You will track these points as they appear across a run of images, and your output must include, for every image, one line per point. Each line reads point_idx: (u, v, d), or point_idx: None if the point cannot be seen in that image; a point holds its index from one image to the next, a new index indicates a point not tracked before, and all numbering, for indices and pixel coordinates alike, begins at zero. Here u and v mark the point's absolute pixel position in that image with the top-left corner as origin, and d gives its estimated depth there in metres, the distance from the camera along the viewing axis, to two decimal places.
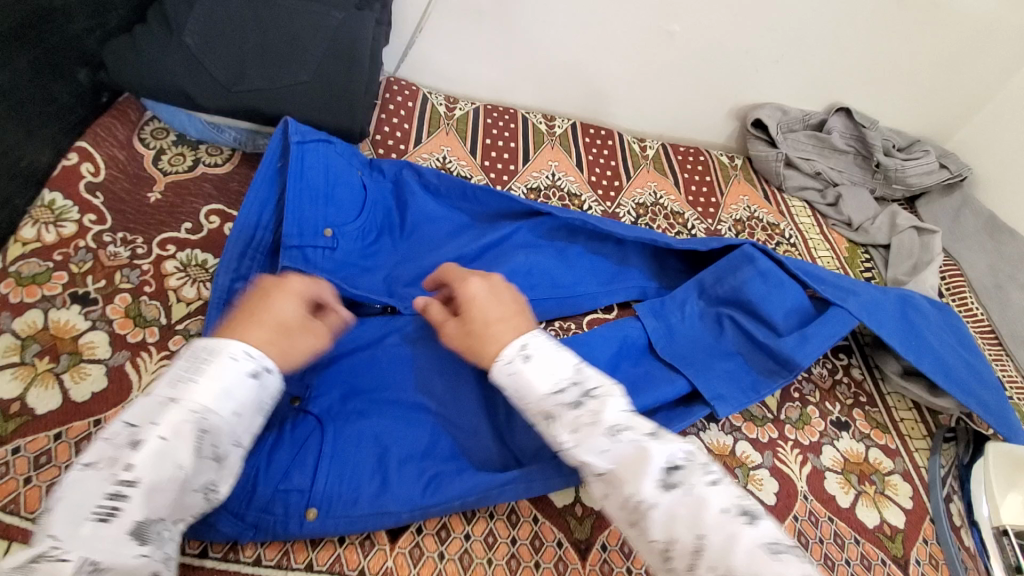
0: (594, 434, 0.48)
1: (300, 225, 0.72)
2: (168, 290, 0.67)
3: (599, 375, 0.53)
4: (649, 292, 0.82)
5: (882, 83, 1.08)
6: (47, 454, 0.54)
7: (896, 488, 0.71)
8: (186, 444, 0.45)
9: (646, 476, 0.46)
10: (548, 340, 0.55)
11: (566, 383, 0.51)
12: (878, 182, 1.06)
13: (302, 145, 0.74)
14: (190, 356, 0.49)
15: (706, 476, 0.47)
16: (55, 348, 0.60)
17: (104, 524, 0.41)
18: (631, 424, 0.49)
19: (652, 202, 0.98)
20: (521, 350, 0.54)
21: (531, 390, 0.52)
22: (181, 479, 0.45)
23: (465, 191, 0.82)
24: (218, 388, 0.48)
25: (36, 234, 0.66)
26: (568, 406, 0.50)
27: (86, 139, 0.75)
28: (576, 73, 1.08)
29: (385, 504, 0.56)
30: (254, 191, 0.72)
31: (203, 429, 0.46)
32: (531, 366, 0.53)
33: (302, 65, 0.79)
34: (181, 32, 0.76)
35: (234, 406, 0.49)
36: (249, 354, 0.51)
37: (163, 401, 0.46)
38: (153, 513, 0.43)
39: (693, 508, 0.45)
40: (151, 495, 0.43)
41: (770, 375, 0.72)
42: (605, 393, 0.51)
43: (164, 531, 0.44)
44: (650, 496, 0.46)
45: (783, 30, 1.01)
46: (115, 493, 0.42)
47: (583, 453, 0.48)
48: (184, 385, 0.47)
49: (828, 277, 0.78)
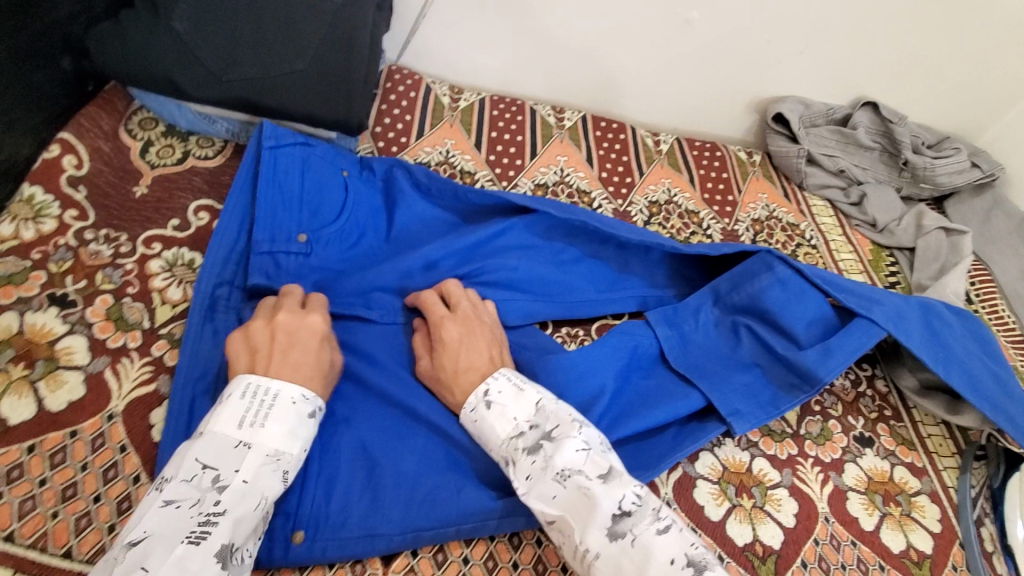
0: (544, 480, 0.50)
1: (273, 231, 0.68)
2: (153, 291, 0.63)
3: (558, 415, 0.54)
4: (649, 302, 0.77)
5: (910, 77, 1.03)
6: (19, 468, 0.50)
7: (923, 510, 0.67)
8: (266, 483, 0.47)
9: (590, 525, 0.46)
10: (510, 381, 0.57)
11: (524, 426, 0.54)
12: (904, 181, 1.01)
13: (275, 150, 0.71)
14: (250, 397, 0.50)
15: (656, 524, 0.46)
16: (31, 353, 0.56)
17: (196, 548, 0.42)
18: (583, 467, 0.49)
19: (665, 200, 0.93)
20: (484, 395, 0.56)
21: (490, 436, 0.55)
22: (263, 511, 0.46)
23: (455, 191, 0.77)
24: (287, 429, 0.50)
25: (14, 231, 0.63)
26: (520, 451, 0.52)
27: (69, 131, 0.70)
28: (586, 63, 1.03)
29: (375, 526, 0.52)
30: (234, 199, 0.69)
31: (280, 470, 0.48)
32: (493, 413, 0.55)
33: (298, 53, 0.74)
34: (169, 17, 0.71)
35: (303, 444, 0.51)
36: (306, 397, 0.52)
37: (237, 444, 0.48)
38: (239, 541, 0.44)
39: (638, 560, 0.44)
40: (237, 526, 0.44)
41: (790, 390, 0.67)
42: (561, 433, 0.52)
43: (246, 557, 0.45)
44: (595, 545, 0.46)
45: (807, 19, 0.96)
46: (203, 523, 0.43)
47: (533, 500, 0.50)
48: (255, 427, 0.49)
49: (851, 285, 0.73)
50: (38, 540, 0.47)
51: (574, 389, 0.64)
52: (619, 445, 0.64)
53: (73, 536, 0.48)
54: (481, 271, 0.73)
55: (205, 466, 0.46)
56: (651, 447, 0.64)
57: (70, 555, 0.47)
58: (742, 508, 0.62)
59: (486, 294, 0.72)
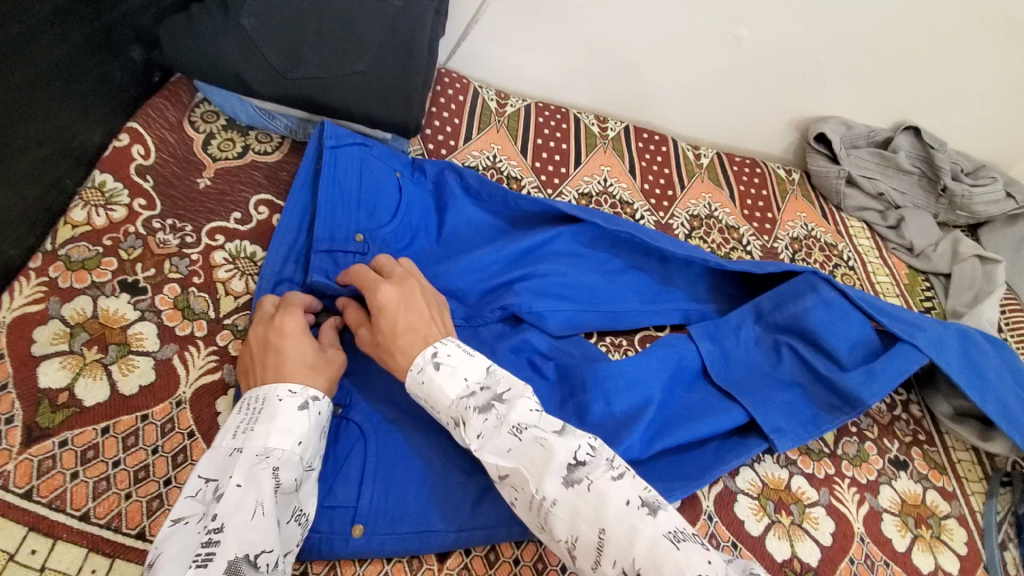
0: (499, 434, 0.50)
1: (333, 230, 0.70)
2: (216, 282, 0.65)
3: (509, 379, 0.54)
4: (691, 316, 0.78)
5: (956, 104, 1.03)
6: (94, 449, 0.52)
7: (951, 533, 0.68)
8: (264, 482, 0.46)
9: (547, 473, 0.47)
10: (457, 346, 0.56)
11: (475, 386, 0.54)
12: (941, 207, 1.02)
13: (336, 150, 0.73)
14: (245, 409, 0.52)
15: (610, 471, 0.47)
16: (104, 338, 0.58)
17: (205, 568, 0.41)
18: (538, 422, 0.50)
19: (705, 214, 0.95)
20: (432, 357, 0.55)
21: (438, 397, 0.54)
22: (268, 511, 0.45)
23: (506, 198, 0.79)
24: (277, 426, 0.50)
25: (86, 217, 0.64)
26: (471, 410, 0.52)
27: (137, 120, 0.72)
28: (632, 74, 1.05)
29: (431, 522, 0.54)
30: (294, 197, 0.72)
31: (274, 465, 0.48)
32: (440, 374, 0.54)
33: (359, 54, 0.75)
34: (237, 13, 0.73)
35: (298, 438, 0.50)
36: (293, 391, 0.52)
37: (232, 452, 0.48)
38: (250, 551, 0.43)
39: (596, 504, 0.45)
40: (244, 534, 0.43)
41: (831, 411, 0.68)
42: (513, 396, 0.53)
43: (269, 564, 0.43)
44: (552, 492, 0.46)
45: (858, 42, 0.96)
46: (208, 541, 0.43)
47: (489, 455, 0.50)
48: (246, 432, 0.49)
49: (892, 310, 0.74)
50: (113, 520, 0.49)
51: (621, 397, 0.65)
52: (662, 456, 0.65)
53: (146, 517, 0.50)
54: (530, 275, 0.74)
55: (206, 480, 0.47)
56: (693, 459, 0.65)
57: (143, 535, 0.49)
58: (780, 524, 0.63)
59: (534, 295, 0.72)
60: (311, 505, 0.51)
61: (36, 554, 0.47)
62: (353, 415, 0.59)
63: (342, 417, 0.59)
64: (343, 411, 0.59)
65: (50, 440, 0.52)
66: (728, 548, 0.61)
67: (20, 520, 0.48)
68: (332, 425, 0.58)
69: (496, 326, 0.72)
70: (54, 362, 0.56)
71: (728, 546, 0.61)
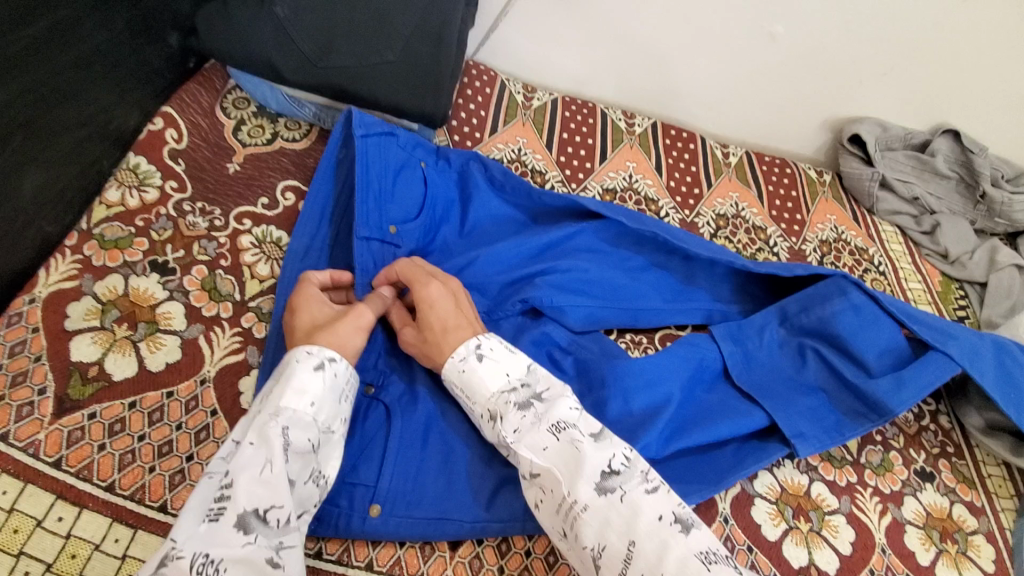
0: (537, 431, 0.52)
1: (369, 216, 0.70)
2: (243, 265, 0.67)
3: (549, 379, 0.56)
4: (714, 316, 0.77)
5: (1003, 109, 0.98)
6: (121, 422, 0.54)
7: (978, 550, 0.65)
8: (275, 441, 0.46)
9: (581, 477, 0.48)
10: (502, 343, 0.58)
11: (516, 382, 0.55)
12: (980, 214, 0.98)
13: (365, 138, 0.72)
14: (273, 373, 0.53)
15: (644, 484, 0.48)
16: (134, 315, 0.60)
17: (217, 522, 0.42)
18: (577, 422, 0.52)
19: (732, 213, 0.93)
20: (475, 348, 0.57)
21: (478, 389, 0.55)
22: (276, 468, 0.45)
23: (529, 191, 0.78)
24: (291, 388, 0.50)
25: (120, 197, 0.67)
26: (512, 405, 0.53)
27: (171, 105, 0.74)
28: (662, 70, 1.03)
29: (448, 510, 0.54)
30: (317, 187, 0.72)
31: (285, 425, 0.48)
32: (484, 366, 0.56)
33: (388, 43, 0.76)
34: (272, 2, 0.74)
35: (312, 398, 0.50)
36: (310, 351, 0.53)
37: (252, 413, 0.49)
38: (259, 507, 0.44)
39: (628, 514, 0.46)
40: (253, 491, 0.44)
41: (856, 418, 0.67)
42: (553, 396, 0.54)
43: (279, 520, 0.44)
44: (585, 497, 0.47)
45: (899, 41, 0.93)
46: (221, 496, 0.44)
47: (524, 449, 0.51)
48: (265, 394, 0.50)
49: (924, 317, 0.71)
50: (137, 492, 0.51)
51: (640, 396, 0.65)
52: (680, 455, 0.64)
53: (168, 490, 0.51)
54: (552, 269, 0.74)
55: (230, 439, 0.48)
56: (712, 461, 0.64)
57: (165, 508, 0.50)
58: (798, 530, 0.62)
59: (557, 289, 0.72)
60: (332, 467, 0.51)
61: (63, 522, 0.48)
62: (383, 396, 0.60)
63: (372, 397, 0.60)
64: (374, 392, 0.60)
65: (80, 412, 0.53)
66: (743, 552, 0.60)
67: (48, 488, 0.49)
68: (362, 404, 0.59)
69: (516, 320, 0.72)
70: (86, 338, 0.57)
71: (744, 551, 0.60)
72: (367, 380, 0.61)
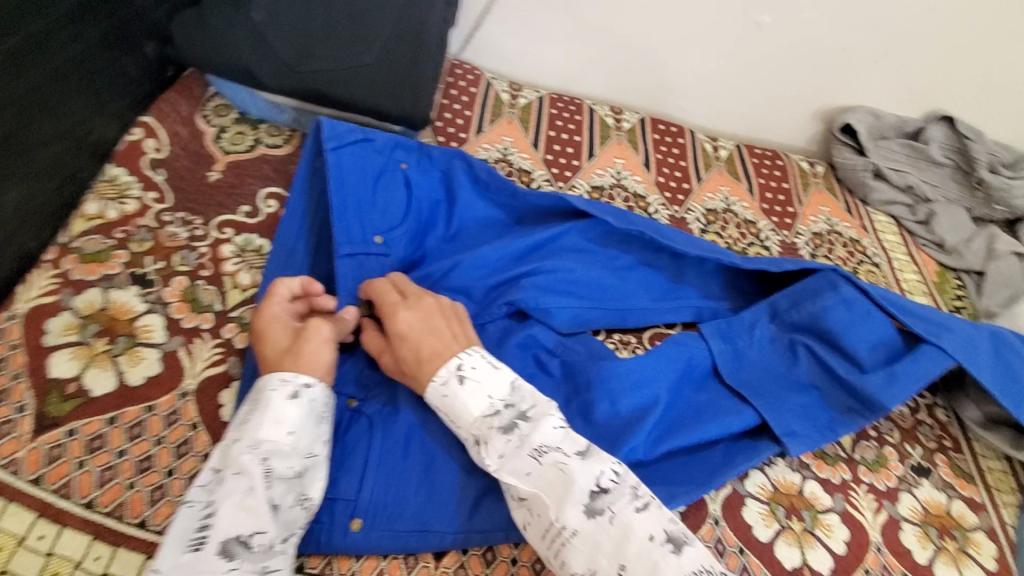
0: (520, 456, 0.51)
1: (350, 231, 0.69)
2: (224, 275, 0.66)
3: (534, 396, 0.55)
4: (705, 314, 0.76)
5: (997, 93, 0.97)
6: (101, 438, 0.53)
7: (978, 547, 0.64)
8: (254, 469, 0.46)
9: (569, 501, 0.47)
10: (484, 360, 0.57)
11: (499, 405, 0.54)
12: (976, 201, 0.96)
13: (338, 150, 0.72)
14: (248, 398, 0.52)
15: (634, 502, 0.48)
16: (113, 329, 0.60)
17: (200, 551, 0.43)
18: (561, 443, 0.51)
19: (722, 208, 0.92)
20: (457, 369, 0.55)
21: (461, 412, 0.54)
22: (256, 497, 0.45)
23: (513, 191, 0.77)
24: (269, 416, 0.49)
25: (99, 210, 0.66)
26: (495, 430, 0.52)
27: (150, 115, 0.74)
28: (649, 64, 1.02)
29: (430, 522, 0.54)
30: (293, 200, 0.71)
31: (265, 455, 0.48)
32: (465, 388, 0.54)
33: (367, 46, 0.75)
34: (248, 9, 0.74)
35: (291, 426, 0.50)
36: (286, 379, 0.52)
37: (230, 441, 0.49)
38: (241, 534, 0.44)
39: (618, 537, 0.46)
40: (235, 519, 0.44)
41: (848, 415, 0.66)
42: (538, 414, 0.53)
43: (263, 545, 0.45)
44: (573, 522, 0.47)
45: (889, 27, 0.92)
46: (203, 525, 0.44)
47: (507, 475, 0.50)
48: (243, 422, 0.50)
49: (918, 310, 0.70)
50: (117, 509, 0.50)
51: (627, 398, 0.64)
52: (670, 458, 0.63)
53: (148, 506, 0.51)
54: (537, 270, 0.73)
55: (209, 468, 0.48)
56: (702, 462, 0.63)
57: (146, 525, 0.50)
58: (791, 530, 0.61)
59: (542, 292, 0.71)
60: (317, 488, 0.51)
61: (43, 540, 0.48)
62: (364, 409, 0.60)
63: (354, 411, 0.60)
64: (356, 405, 0.60)
65: (59, 429, 0.53)
66: (734, 554, 0.59)
67: (28, 506, 0.49)
68: (343, 417, 0.59)
69: (502, 322, 0.71)
70: (65, 353, 0.57)
71: (735, 553, 0.59)
72: (349, 393, 0.61)
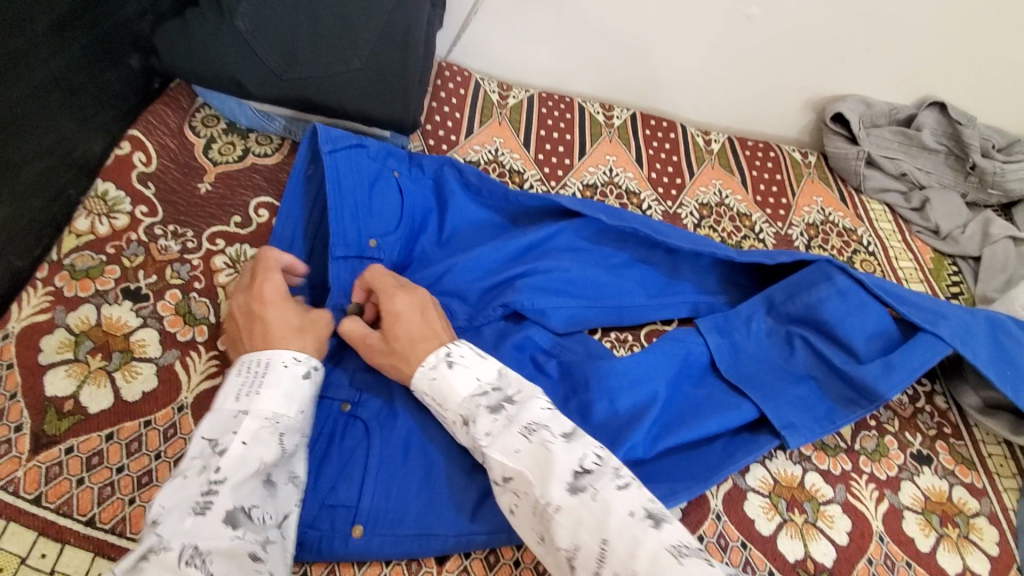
0: (508, 434, 0.50)
1: (344, 233, 0.69)
2: (217, 287, 0.66)
3: (520, 381, 0.55)
4: (700, 309, 0.76)
5: (987, 77, 0.96)
6: (99, 455, 0.53)
7: (981, 533, 0.64)
8: (268, 443, 0.48)
9: (552, 479, 0.47)
10: (471, 348, 0.57)
11: (487, 387, 0.54)
12: (970, 186, 0.96)
13: (333, 154, 0.71)
14: (243, 371, 0.52)
15: (616, 480, 0.47)
16: (108, 345, 0.59)
17: (203, 516, 0.43)
18: (549, 423, 0.51)
19: (716, 202, 0.92)
20: (445, 356, 0.55)
21: (449, 395, 0.54)
22: (267, 471, 0.47)
23: (506, 193, 0.77)
24: (282, 392, 0.50)
25: (89, 226, 0.66)
26: (482, 409, 0.52)
27: (137, 127, 0.73)
28: (638, 59, 1.01)
29: (431, 525, 0.54)
30: (286, 206, 0.71)
31: (280, 430, 0.49)
32: (453, 372, 0.54)
33: (354, 51, 0.75)
34: (233, 17, 0.73)
35: (300, 406, 0.51)
36: (297, 358, 0.53)
37: (236, 414, 0.48)
38: (245, 504, 0.45)
39: (599, 513, 0.45)
40: (241, 489, 0.45)
41: (847, 405, 0.66)
42: (524, 397, 0.53)
43: (261, 518, 0.45)
44: (556, 498, 0.46)
45: (877, 14, 0.91)
46: (207, 491, 0.44)
47: (495, 453, 0.50)
48: (251, 395, 0.50)
49: (913, 298, 0.70)
50: (117, 525, 0.50)
51: (625, 396, 0.64)
52: (669, 453, 0.63)
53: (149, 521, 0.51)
54: (531, 271, 0.73)
55: (205, 440, 0.47)
56: (702, 457, 0.63)
57: None
58: (793, 523, 0.61)
59: (540, 294, 0.71)
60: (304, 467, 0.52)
61: (45, 558, 0.48)
62: (360, 412, 0.59)
63: (350, 414, 0.59)
64: (350, 408, 0.60)
65: (57, 447, 0.53)
66: (737, 549, 0.59)
67: (29, 525, 0.49)
68: (340, 422, 0.59)
69: (498, 324, 0.71)
70: (61, 370, 0.57)
71: (738, 547, 0.59)
72: (343, 397, 0.60)
